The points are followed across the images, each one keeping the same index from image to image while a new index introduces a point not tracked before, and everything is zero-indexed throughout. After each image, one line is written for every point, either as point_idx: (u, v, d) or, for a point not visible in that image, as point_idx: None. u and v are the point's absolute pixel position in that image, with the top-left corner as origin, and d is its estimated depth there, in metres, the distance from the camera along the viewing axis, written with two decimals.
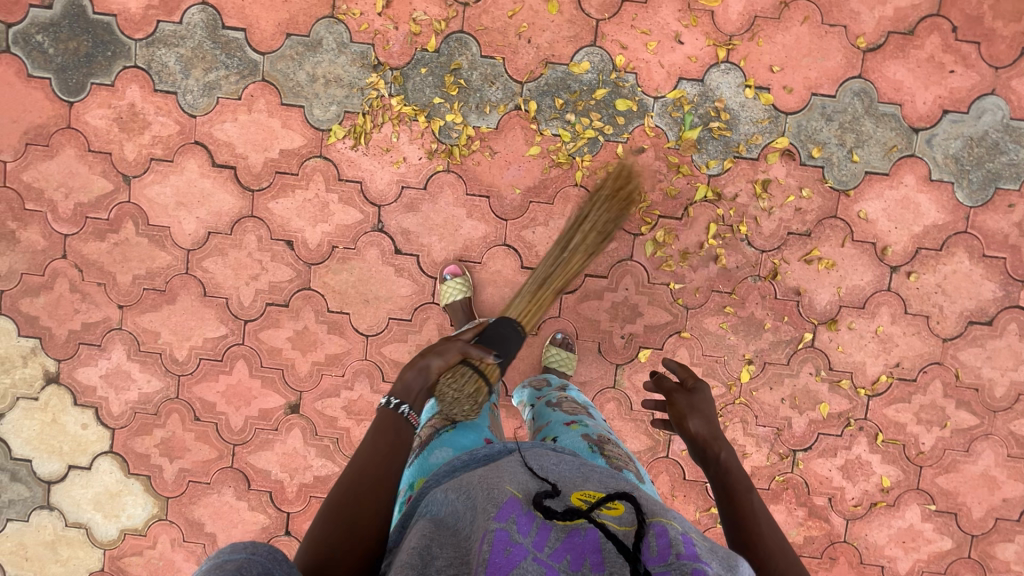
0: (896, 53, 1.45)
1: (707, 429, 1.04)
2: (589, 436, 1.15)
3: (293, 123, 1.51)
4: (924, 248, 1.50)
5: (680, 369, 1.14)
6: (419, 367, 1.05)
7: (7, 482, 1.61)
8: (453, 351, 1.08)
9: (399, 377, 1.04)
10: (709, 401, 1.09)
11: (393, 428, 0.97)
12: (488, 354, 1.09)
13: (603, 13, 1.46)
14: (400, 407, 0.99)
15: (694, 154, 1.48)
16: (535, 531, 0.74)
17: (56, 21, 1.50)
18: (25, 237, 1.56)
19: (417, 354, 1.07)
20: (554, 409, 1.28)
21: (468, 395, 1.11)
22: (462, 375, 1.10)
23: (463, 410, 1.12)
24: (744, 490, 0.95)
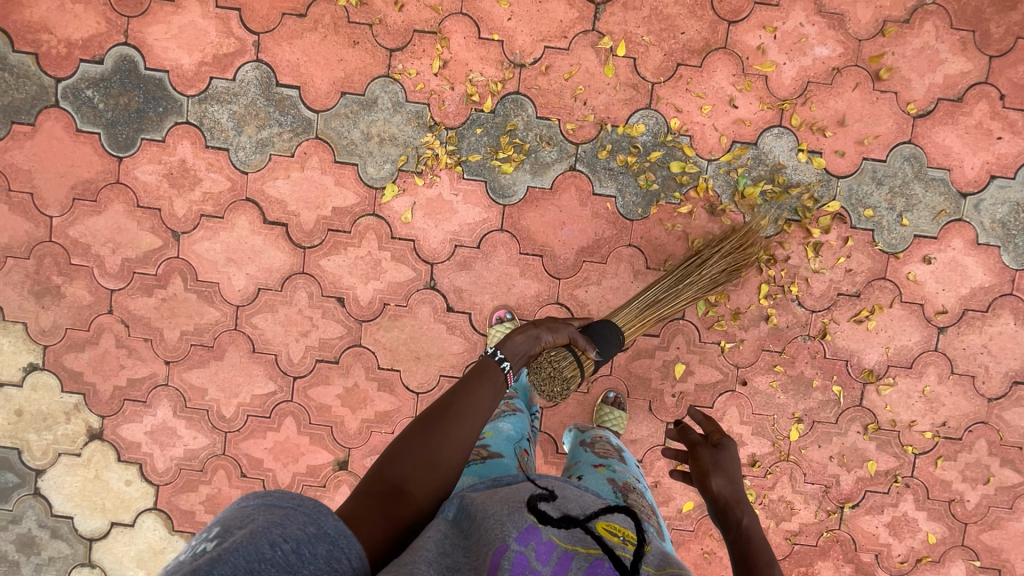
0: (945, 120, 1.48)
1: (731, 491, 1.01)
2: (614, 481, 1.10)
3: (346, 180, 1.51)
4: (971, 309, 1.52)
5: (706, 422, 1.13)
6: (530, 334, 1.16)
7: (47, 539, 1.58)
8: (563, 333, 1.22)
9: (509, 336, 1.14)
10: (735, 460, 1.05)
11: (484, 374, 1.03)
12: (592, 350, 1.25)
13: (658, 76, 1.47)
14: (502, 362, 1.08)
15: (747, 216, 1.50)
16: (556, 560, 0.74)
17: (107, 76, 1.48)
18: (71, 292, 1.54)
19: (533, 324, 1.19)
20: (585, 449, 1.24)
21: (563, 378, 1.22)
22: (563, 360, 1.23)
23: (554, 391, 1.23)
24: (765, 563, 0.86)
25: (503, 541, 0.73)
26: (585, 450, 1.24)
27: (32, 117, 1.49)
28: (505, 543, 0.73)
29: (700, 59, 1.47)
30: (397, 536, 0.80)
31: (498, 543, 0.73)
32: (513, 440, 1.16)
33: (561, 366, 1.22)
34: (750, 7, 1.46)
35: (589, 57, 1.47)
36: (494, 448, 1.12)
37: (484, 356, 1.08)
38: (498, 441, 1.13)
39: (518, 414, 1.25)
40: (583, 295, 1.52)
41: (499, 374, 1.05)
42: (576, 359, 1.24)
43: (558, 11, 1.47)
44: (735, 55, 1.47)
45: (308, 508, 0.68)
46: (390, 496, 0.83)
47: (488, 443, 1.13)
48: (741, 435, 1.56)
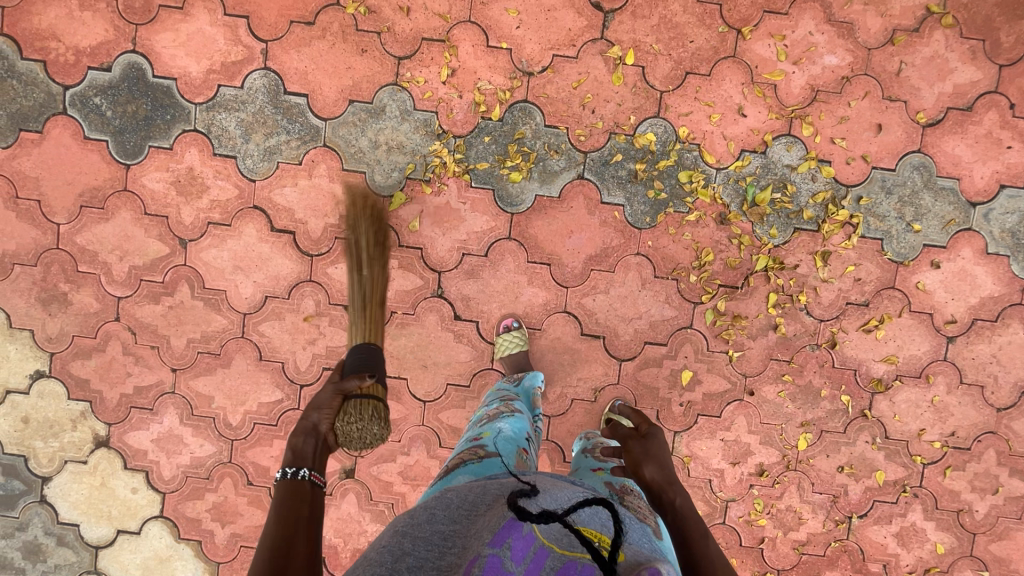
0: (955, 129, 1.48)
1: (662, 474, 1.09)
2: (611, 484, 1.09)
3: (354, 188, 1.50)
4: (980, 319, 1.52)
5: (635, 417, 1.26)
6: (304, 431, 1.16)
7: (53, 547, 1.58)
8: (327, 396, 1.22)
9: (289, 447, 1.13)
10: (663, 447, 1.15)
11: (296, 492, 1.04)
12: (362, 377, 1.26)
13: (667, 85, 1.47)
14: (300, 473, 1.07)
15: (756, 225, 1.50)
16: (530, 558, 0.71)
17: (115, 83, 1.48)
18: (78, 299, 1.54)
19: (298, 424, 1.17)
20: (585, 455, 1.24)
21: (373, 417, 1.25)
22: (352, 410, 1.24)
23: (376, 436, 1.27)
24: (699, 535, 1.00)
25: (476, 549, 0.73)
26: (585, 455, 1.24)
27: (39, 124, 1.49)
28: (479, 552, 0.72)
29: (708, 67, 1.47)
30: None
31: (471, 555, 0.72)
32: (513, 438, 1.13)
33: (358, 417, 1.24)
34: (759, 16, 1.46)
35: (598, 65, 1.47)
36: (491, 448, 1.08)
37: (278, 482, 1.06)
38: (497, 441, 1.10)
39: (517, 415, 1.22)
40: (591, 303, 1.52)
41: (307, 484, 1.06)
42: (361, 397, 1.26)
43: (566, 19, 1.46)
44: (744, 64, 1.47)
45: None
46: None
47: (485, 442, 1.10)
48: (749, 445, 1.55)
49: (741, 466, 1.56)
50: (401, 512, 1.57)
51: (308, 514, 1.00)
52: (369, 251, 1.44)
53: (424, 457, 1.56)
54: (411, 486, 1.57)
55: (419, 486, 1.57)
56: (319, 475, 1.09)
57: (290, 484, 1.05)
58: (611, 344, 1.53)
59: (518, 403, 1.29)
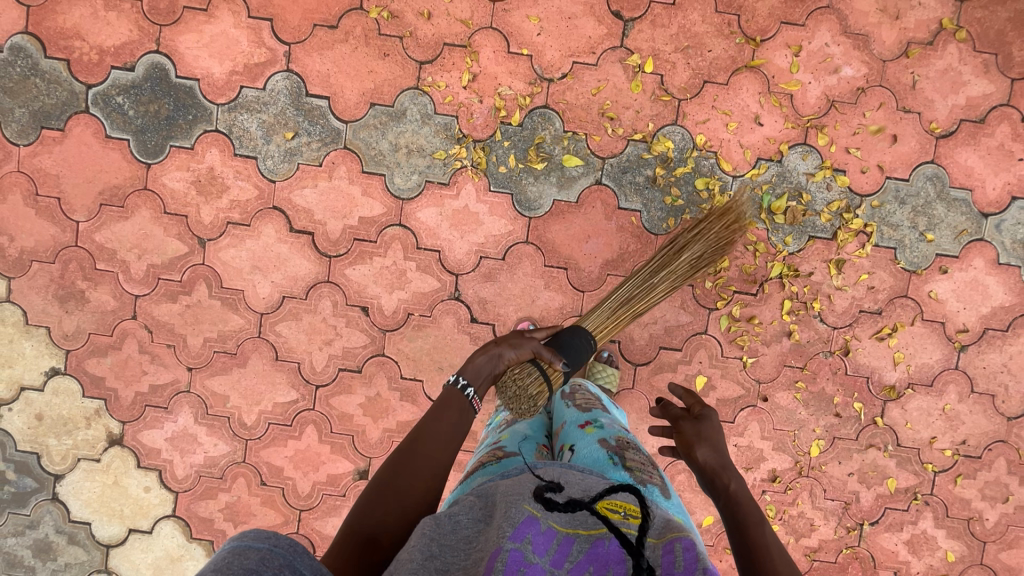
0: (967, 141, 1.50)
1: (717, 458, 0.99)
2: (607, 443, 1.06)
3: (373, 191, 1.51)
4: (991, 328, 1.53)
5: (686, 396, 1.12)
6: (491, 353, 1.12)
7: (64, 545, 1.57)
8: (526, 347, 1.14)
9: (468, 360, 1.11)
10: (720, 430, 1.04)
11: (453, 411, 1.03)
12: (558, 360, 1.15)
13: (685, 93, 1.49)
14: (466, 389, 1.06)
15: (771, 233, 1.51)
16: (555, 549, 0.75)
17: (137, 83, 1.49)
18: (95, 297, 1.54)
19: (492, 342, 1.14)
20: (567, 406, 1.20)
21: (531, 396, 1.12)
22: (529, 374, 1.13)
23: (521, 411, 1.14)
24: (754, 523, 0.87)
25: (497, 541, 0.71)
26: (567, 405, 1.21)
27: (61, 122, 1.50)
28: (501, 544, 0.71)
29: (726, 76, 1.49)
30: None
31: (491, 548, 0.71)
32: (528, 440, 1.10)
33: (522, 381, 1.13)
34: (776, 27, 1.48)
35: (617, 73, 1.49)
36: (508, 448, 1.05)
37: (448, 385, 1.06)
38: (514, 442, 1.08)
39: (533, 417, 1.22)
40: None
41: (463, 404, 1.04)
42: (542, 373, 1.14)
43: (586, 27, 1.48)
44: (761, 73, 1.49)
45: (284, 550, 0.65)
46: (366, 547, 0.83)
47: (503, 444, 1.07)
48: (762, 451, 1.56)
49: (754, 472, 1.57)
50: None
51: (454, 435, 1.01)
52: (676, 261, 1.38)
53: None
54: None
55: None
56: (478, 401, 1.06)
57: (454, 392, 1.05)
58: (627, 348, 1.54)
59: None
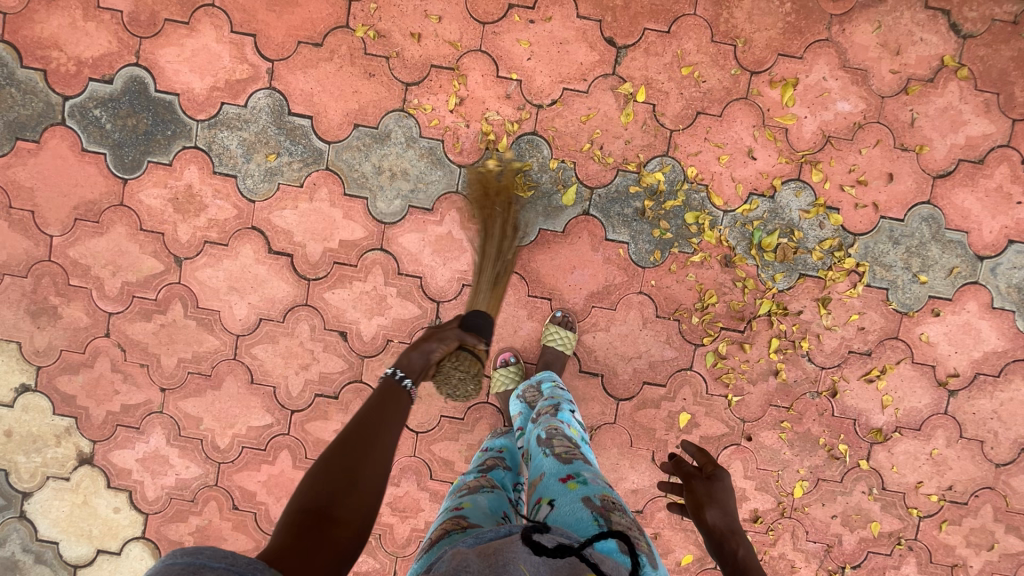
0: (965, 182, 1.46)
1: (725, 521, 0.96)
2: (592, 502, 0.96)
3: (355, 213, 1.48)
4: (983, 373, 1.50)
5: (699, 453, 1.05)
6: (422, 349, 1.17)
7: (30, 564, 1.54)
8: (451, 339, 1.23)
9: (403, 357, 1.13)
10: (730, 491, 1.00)
11: (390, 396, 1.03)
12: (480, 340, 1.26)
13: (677, 123, 1.45)
14: (403, 380, 1.07)
15: (761, 269, 1.48)
16: None
17: (115, 96, 1.45)
18: (68, 313, 1.50)
19: (420, 340, 1.19)
20: (545, 454, 1.09)
21: (473, 377, 1.29)
22: (463, 360, 1.26)
23: (467, 389, 1.34)
24: None
25: None
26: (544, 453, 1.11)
27: (36, 134, 1.46)
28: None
29: (720, 108, 1.45)
30: (333, 557, 0.76)
31: None
32: (496, 512, 0.99)
33: (470, 367, 1.27)
34: (773, 58, 1.44)
35: (608, 101, 1.45)
36: (475, 520, 0.94)
37: (385, 378, 1.07)
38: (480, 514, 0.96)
39: (498, 487, 1.07)
40: (590, 341, 1.50)
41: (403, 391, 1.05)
42: (473, 353, 1.27)
43: (578, 53, 1.44)
44: (756, 106, 1.45)
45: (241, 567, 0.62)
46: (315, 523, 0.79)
47: (467, 513, 0.95)
48: (745, 490, 1.53)
49: None
50: (388, 543, 1.54)
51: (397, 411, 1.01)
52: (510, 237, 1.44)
53: (414, 488, 1.53)
54: (399, 518, 1.53)
55: (407, 518, 1.54)
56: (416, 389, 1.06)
57: (392, 384, 1.05)
58: (610, 383, 1.51)
59: (499, 475, 1.13)
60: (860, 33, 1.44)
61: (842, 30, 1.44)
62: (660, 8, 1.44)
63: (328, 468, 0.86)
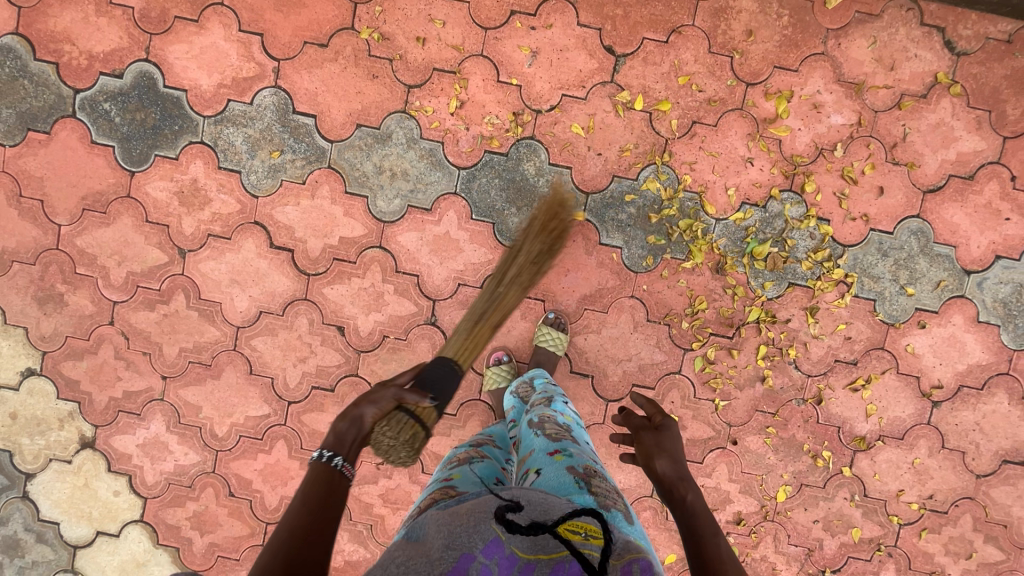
0: (955, 197, 1.49)
1: (674, 469, 0.96)
2: (575, 469, 1.00)
3: (355, 211, 1.51)
4: (966, 386, 1.53)
5: (649, 405, 1.10)
6: (350, 417, 0.95)
7: (32, 543, 1.59)
8: (387, 399, 0.99)
9: (331, 429, 0.93)
10: (679, 441, 1.02)
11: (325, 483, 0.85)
12: (424, 398, 1.03)
13: (674, 132, 1.48)
14: (335, 460, 0.88)
15: (751, 277, 1.51)
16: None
17: (125, 90, 1.49)
18: (74, 301, 1.54)
19: (349, 404, 0.97)
20: (536, 434, 1.13)
21: (405, 442, 1.08)
22: (395, 423, 1.05)
23: (400, 457, 1.11)
24: (711, 534, 0.86)
25: (470, 550, 0.74)
26: (535, 433, 1.14)
27: (48, 125, 1.50)
28: (471, 553, 0.74)
29: (715, 118, 1.48)
30: None
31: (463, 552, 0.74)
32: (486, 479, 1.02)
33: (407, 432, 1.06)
34: (769, 70, 1.47)
35: (605, 107, 1.48)
36: (463, 488, 0.97)
37: (314, 464, 0.88)
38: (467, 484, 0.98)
39: (488, 460, 1.10)
40: (582, 342, 1.53)
41: (336, 475, 0.87)
42: (413, 416, 1.06)
43: (577, 60, 1.47)
44: (751, 117, 1.48)
45: None
46: None
47: (456, 483, 0.98)
48: (729, 493, 1.56)
49: (719, 513, 1.57)
50: (379, 533, 1.58)
51: (332, 504, 0.83)
52: (520, 270, 1.36)
53: (406, 481, 1.57)
54: (391, 509, 1.57)
55: (399, 509, 1.58)
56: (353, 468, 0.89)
57: (324, 470, 0.87)
58: (599, 384, 1.54)
59: (490, 450, 1.15)
60: (856, 48, 1.46)
61: (838, 44, 1.46)
62: (659, 18, 1.46)
63: None
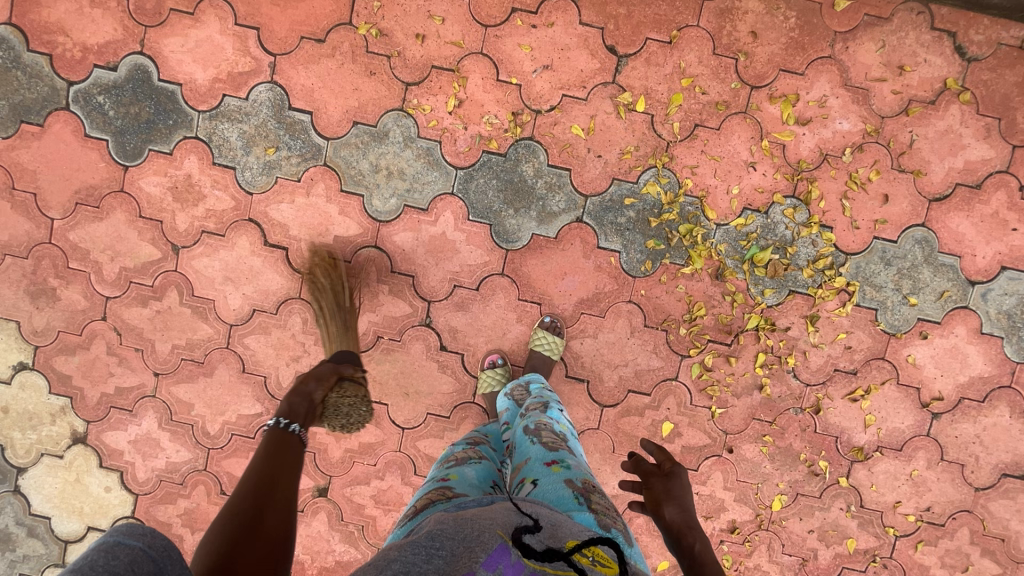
0: (961, 206, 1.46)
1: (683, 517, 0.96)
2: (573, 483, 0.98)
3: (350, 210, 1.49)
4: (967, 398, 1.51)
5: (658, 451, 1.08)
6: (299, 392, 1.18)
7: (23, 537, 1.58)
8: (328, 372, 1.26)
9: (284, 405, 1.14)
10: (688, 489, 1.01)
11: (283, 441, 1.05)
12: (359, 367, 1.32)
13: (676, 135, 1.45)
14: (290, 427, 1.08)
15: (751, 284, 1.48)
16: None
17: (119, 83, 1.47)
18: (66, 296, 1.53)
19: (296, 383, 1.20)
20: (532, 441, 1.11)
21: (359, 399, 1.34)
22: (348, 389, 1.30)
23: (360, 415, 1.38)
24: None
25: (471, 568, 0.68)
26: (531, 440, 1.12)
27: (41, 118, 1.48)
28: (472, 570, 0.68)
29: (718, 121, 1.45)
30: None
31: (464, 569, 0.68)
32: (484, 481, 1.01)
33: (355, 392, 1.31)
34: (774, 73, 1.44)
35: (606, 109, 1.45)
36: (461, 490, 0.95)
37: (269, 428, 1.07)
38: (465, 485, 0.97)
39: (485, 461, 1.08)
40: (578, 346, 1.51)
41: (291, 438, 1.07)
42: (354, 380, 1.31)
43: (579, 60, 1.44)
44: (755, 121, 1.45)
45: (156, 553, 0.63)
46: None
47: (453, 484, 0.97)
48: (724, 501, 1.55)
49: (713, 521, 1.55)
50: (370, 534, 1.57)
51: (293, 460, 1.02)
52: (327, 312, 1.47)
53: (398, 483, 1.56)
54: (382, 510, 1.56)
55: (390, 511, 1.57)
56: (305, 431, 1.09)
57: (278, 433, 1.06)
58: (595, 389, 1.52)
59: (485, 451, 1.14)
60: (864, 51, 1.43)
61: (846, 48, 1.43)
62: (663, 18, 1.43)
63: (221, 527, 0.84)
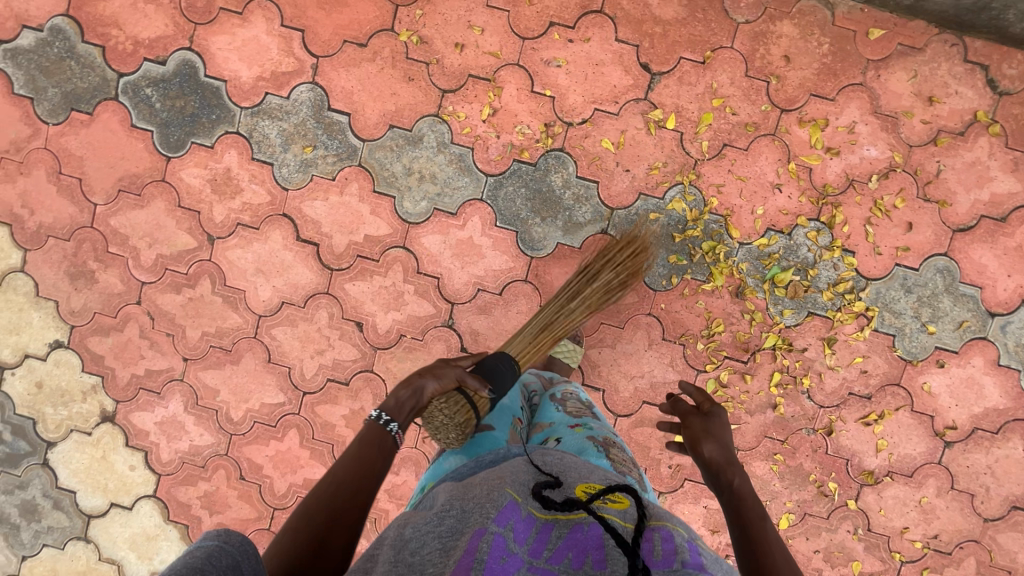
0: (985, 238, 1.47)
1: (722, 454, 1.01)
2: (593, 438, 1.07)
3: (382, 211, 1.53)
4: (981, 428, 1.51)
5: (697, 393, 1.11)
6: (414, 386, 1.06)
7: (48, 509, 1.64)
8: (449, 377, 1.08)
9: (392, 394, 1.05)
10: (726, 426, 1.05)
11: (379, 438, 0.99)
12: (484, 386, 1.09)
13: (704, 153, 1.48)
14: (388, 424, 1.00)
15: (770, 303, 1.50)
16: (534, 537, 0.74)
17: (166, 77, 1.52)
18: (104, 278, 1.59)
19: (416, 373, 1.08)
20: (557, 408, 1.19)
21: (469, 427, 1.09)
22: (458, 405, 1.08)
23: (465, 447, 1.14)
24: (758, 519, 0.90)
25: (483, 524, 0.72)
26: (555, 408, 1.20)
27: (90, 106, 1.54)
28: (484, 525, 0.72)
29: (747, 142, 1.47)
30: None
31: (476, 526, 0.72)
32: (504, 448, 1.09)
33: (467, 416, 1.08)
34: (805, 97, 1.46)
35: (637, 124, 1.48)
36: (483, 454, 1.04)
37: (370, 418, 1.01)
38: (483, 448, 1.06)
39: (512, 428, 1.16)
40: (596, 355, 1.54)
41: (387, 438, 0.99)
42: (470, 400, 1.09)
43: (613, 75, 1.48)
44: (783, 143, 1.47)
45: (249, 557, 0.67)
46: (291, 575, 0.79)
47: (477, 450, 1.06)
48: None
49: (720, 535, 1.57)
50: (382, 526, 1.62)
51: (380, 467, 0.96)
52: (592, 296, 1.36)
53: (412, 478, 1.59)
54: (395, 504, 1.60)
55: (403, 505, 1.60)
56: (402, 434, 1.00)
57: (378, 427, 1.00)
58: (610, 399, 1.55)
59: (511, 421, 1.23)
60: (895, 80, 1.45)
61: (877, 76, 1.45)
62: (698, 38, 1.46)
63: (302, 518, 0.86)
